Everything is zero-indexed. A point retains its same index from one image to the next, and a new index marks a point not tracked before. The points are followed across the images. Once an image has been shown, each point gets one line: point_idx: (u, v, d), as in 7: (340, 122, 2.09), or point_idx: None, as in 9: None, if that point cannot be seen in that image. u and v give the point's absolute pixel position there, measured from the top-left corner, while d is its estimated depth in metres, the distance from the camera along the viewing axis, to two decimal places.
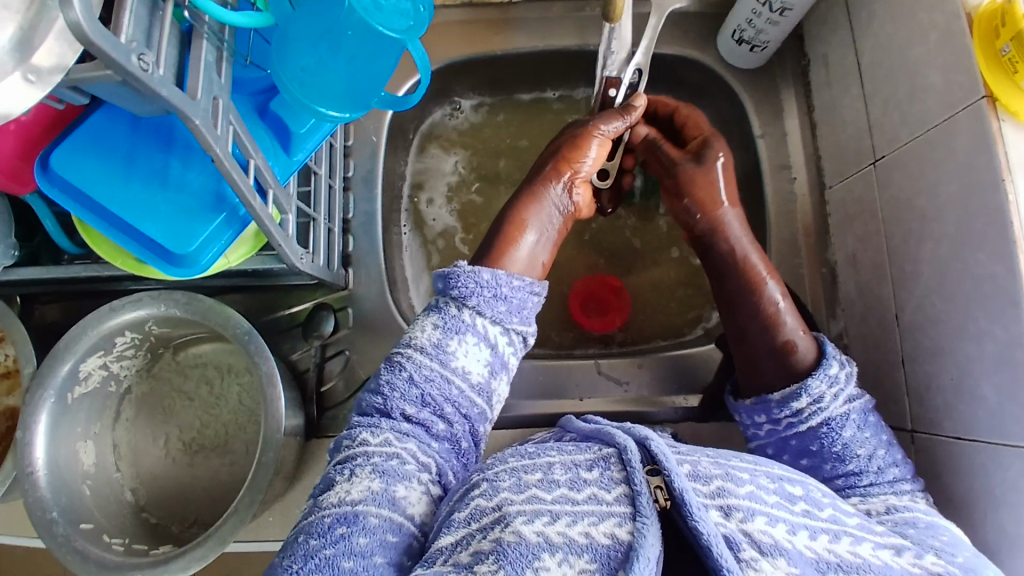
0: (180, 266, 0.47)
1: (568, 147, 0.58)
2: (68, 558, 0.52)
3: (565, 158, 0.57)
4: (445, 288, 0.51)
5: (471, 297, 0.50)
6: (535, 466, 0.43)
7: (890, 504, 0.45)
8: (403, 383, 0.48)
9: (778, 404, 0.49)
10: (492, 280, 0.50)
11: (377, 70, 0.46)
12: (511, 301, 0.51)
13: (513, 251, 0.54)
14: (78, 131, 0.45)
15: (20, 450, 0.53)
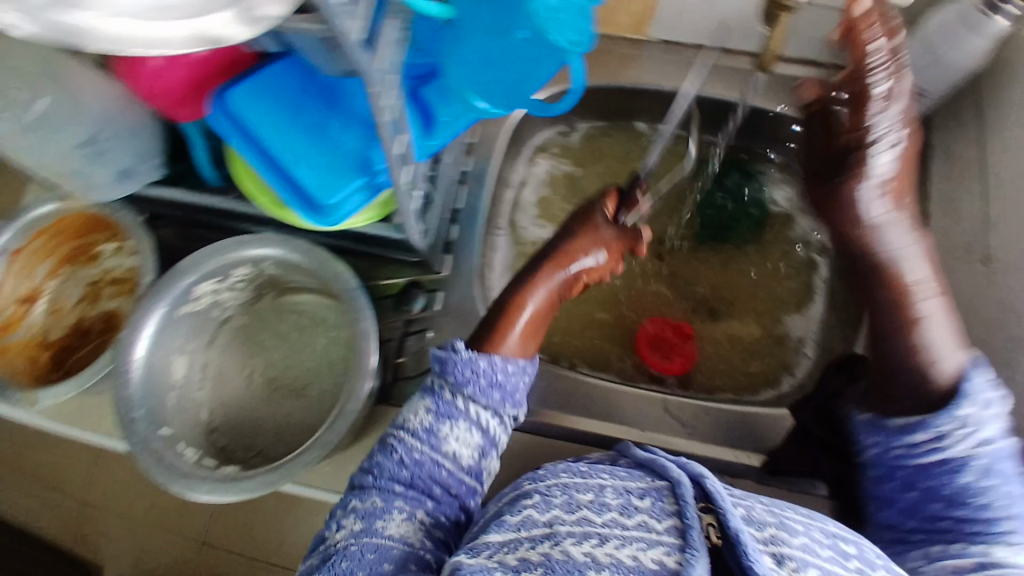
0: (318, 216, 0.51)
1: (586, 238, 0.62)
2: (144, 458, 0.56)
3: (581, 249, 0.61)
4: (444, 369, 0.52)
5: (466, 384, 0.51)
6: (586, 486, 0.43)
7: (985, 561, 0.45)
8: (393, 465, 0.49)
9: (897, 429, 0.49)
10: (488, 368, 0.52)
11: (534, 75, 0.47)
12: (503, 385, 0.52)
13: (510, 323, 0.57)
14: (257, 72, 0.48)
15: (123, 348, 0.58)
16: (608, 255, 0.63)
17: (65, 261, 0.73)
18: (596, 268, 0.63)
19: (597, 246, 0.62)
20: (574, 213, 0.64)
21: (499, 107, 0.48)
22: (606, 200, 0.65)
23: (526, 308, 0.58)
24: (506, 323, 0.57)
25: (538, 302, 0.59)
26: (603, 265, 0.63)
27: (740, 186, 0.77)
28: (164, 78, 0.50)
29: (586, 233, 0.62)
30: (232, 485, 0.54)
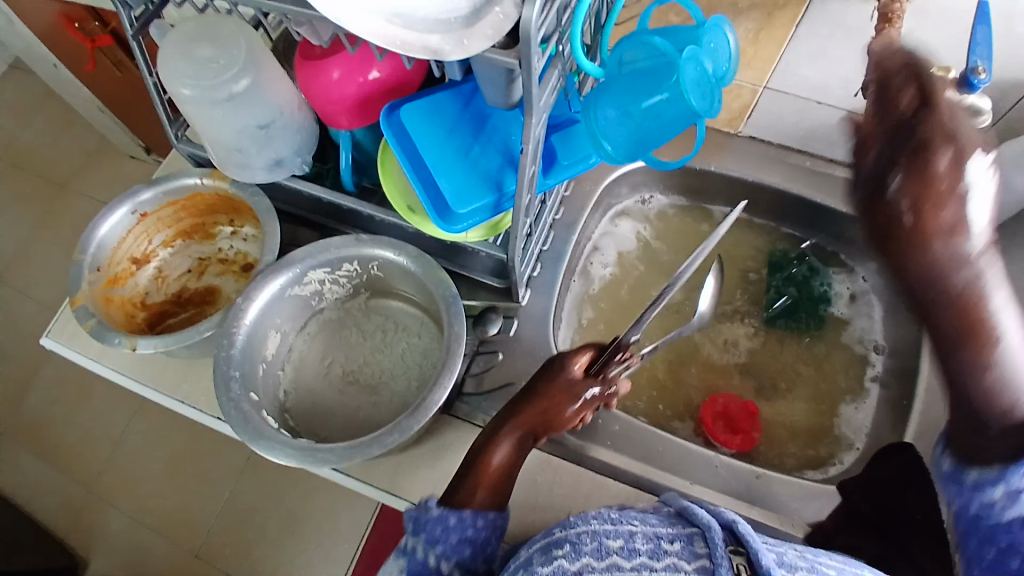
0: (445, 221, 0.56)
1: (553, 394, 0.60)
2: (231, 413, 0.60)
3: (547, 403, 0.60)
4: (419, 526, 0.53)
5: (439, 541, 0.53)
6: (616, 532, 0.43)
7: None
8: None
9: (976, 489, 0.45)
10: (458, 523, 0.53)
11: (662, 132, 0.54)
12: (475, 535, 0.54)
13: (475, 487, 0.56)
14: (423, 100, 0.58)
15: (234, 311, 0.65)
16: (574, 407, 0.61)
17: (183, 235, 0.81)
18: (563, 420, 0.61)
19: (561, 401, 0.61)
20: (545, 366, 0.63)
21: (623, 156, 0.56)
22: (577, 352, 0.64)
23: (486, 468, 0.57)
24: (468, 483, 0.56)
25: (498, 464, 0.57)
26: (569, 418, 0.61)
27: (808, 279, 0.85)
28: (336, 93, 0.59)
29: (554, 389, 0.61)
30: (304, 451, 0.58)
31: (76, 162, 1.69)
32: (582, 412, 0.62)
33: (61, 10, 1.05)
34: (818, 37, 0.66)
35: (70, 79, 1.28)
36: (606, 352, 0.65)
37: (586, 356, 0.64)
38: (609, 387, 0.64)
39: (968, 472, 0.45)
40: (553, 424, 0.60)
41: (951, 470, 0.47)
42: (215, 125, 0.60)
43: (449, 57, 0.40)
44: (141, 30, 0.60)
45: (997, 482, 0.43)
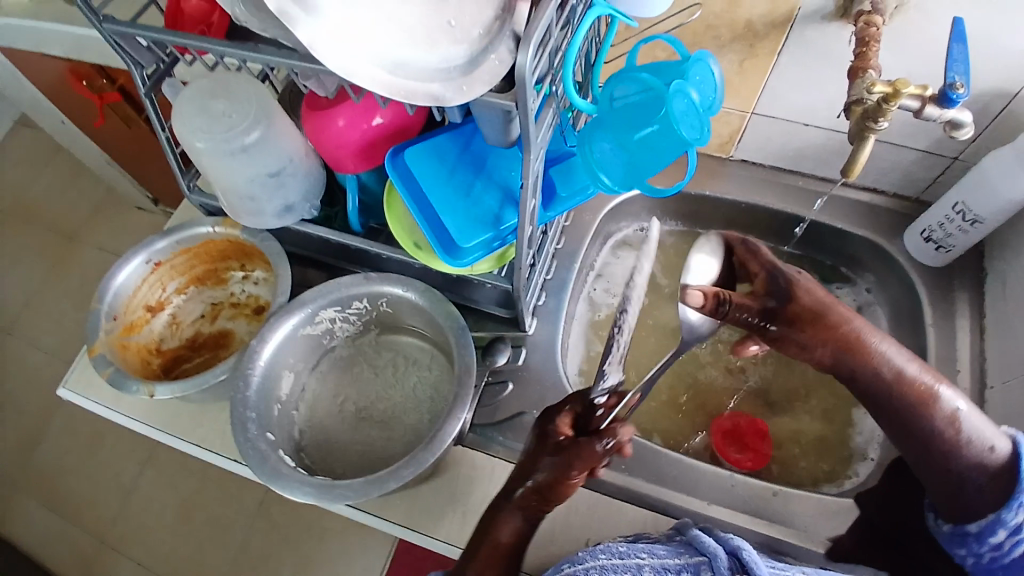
0: (452, 256, 0.59)
1: (546, 469, 0.57)
2: (249, 454, 0.61)
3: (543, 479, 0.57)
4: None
5: None
6: (624, 566, 0.48)
7: None
8: None
9: (977, 538, 0.54)
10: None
11: (656, 161, 0.56)
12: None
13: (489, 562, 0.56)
14: (425, 142, 0.61)
15: (249, 353, 0.66)
16: (568, 472, 0.57)
17: (196, 281, 0.83)
18: (561, 489, 0.57)
19: (553, 471, 0.57)
20: (533, 438, 0.61)
21: (619, 186, 0.58)
22: (560, 417, 0.60)
23: (490, 548, 0.56)
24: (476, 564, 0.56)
25: (503, 541, 0.57)
26: (569, 484, 0.57)
27: None
28: (343, 139, 0.62)
29: (546, 464, 0.58)
30: (323, 487, 0.59)
31: (85, 214, 1.73)
32: (579, 475, 0.57)
33: (69, 68, 1.10)
34: (800, 63, 0.69)
35: (79, 135, 1.33)
36: (588, 412, 0.61)
37: (569, 420, 0.60)
38: (602, 445, 0.57)
39: (969, 525, 0.54)
40: (551, 494, 0.57)
41: (979, 527, 0.53)
42: (228, 175, 0.63)
43: (452, 102, 0.43)
44: (154, 88, 0.63)
45: (996, 529, 0.52)
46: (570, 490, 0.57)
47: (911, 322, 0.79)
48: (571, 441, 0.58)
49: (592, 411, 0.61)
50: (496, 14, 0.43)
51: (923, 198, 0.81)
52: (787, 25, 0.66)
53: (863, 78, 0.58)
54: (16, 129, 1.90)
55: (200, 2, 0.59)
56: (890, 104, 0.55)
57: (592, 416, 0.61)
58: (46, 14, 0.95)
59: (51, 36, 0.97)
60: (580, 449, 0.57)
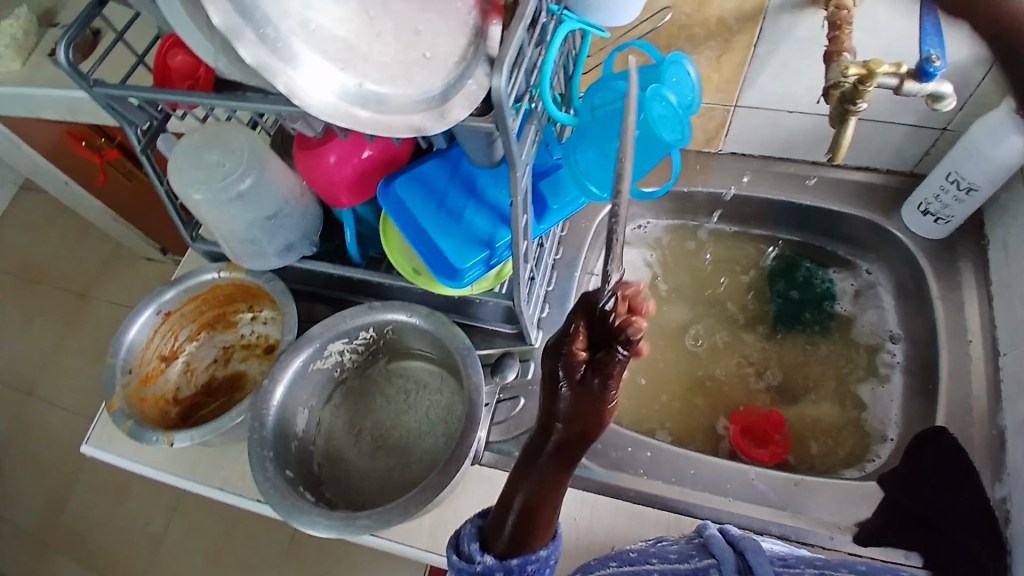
0: (451, 277, 0.59)
1: (577, 409, 0.49)
2: (270, 493, 0.62)
3: (580, 420, 0.49)
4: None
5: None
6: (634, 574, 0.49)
7: None
8: None
9: None
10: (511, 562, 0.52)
11: (642, 165, 0.57)
12: (524, 567, 0.53)
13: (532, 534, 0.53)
14: (414, 170, 0.62)
15: (263, 393, 0.67)
16: (594, 405, 0.48)
17: (206, 327, 0.84)
18: (594, 423, 0.49)
19: (578, 406, 0.49)
20: (544, 370, 0.51)
21: (608, 194, 0.59)
22: (571, 338, 0.50)
23: (530, 508, 0.52)
24: (518, 534, 0.53)
25: (546, 501, 0.52)
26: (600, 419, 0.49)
27: (810, 279, 0.87)
28: (334, 175, 0.63)
29: (574, 402, 0.49)
30: (345, 521, 0.59)
31: (94, 270, 1.77)
32: (606, 403, 0.48)
33: (67, 131, 1.13)
34: (776, 53, 0.70)
35: (82, 194, 1.36)
36: (601, 317, 0.49)
37: (582, 338, 0.49)
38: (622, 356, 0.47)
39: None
40: (585, 436, 0.50)
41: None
42: (227, 222, 0.64)
43: (432, 130, 0.44)
44: (149, 145, 0.64)
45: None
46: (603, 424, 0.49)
47: (918, 298, 0.79)
48: (588, 367, 0.49)
49: (607, 321, 0.49)
50: (469, 39, 0.44)
51: (916, 171, 0.81)
52: (759, 18, 0.66)
53: (838, 62, 0.58)
54: (21, 193, 1.94)
55: (186, 57, 0.60)
56: (867, 84, 0.56)
57: (609, 323, 0.48)
58: (39, 82, 0.98)
59: (46, 103, 1.00)
60: (600, 373, 0.48)
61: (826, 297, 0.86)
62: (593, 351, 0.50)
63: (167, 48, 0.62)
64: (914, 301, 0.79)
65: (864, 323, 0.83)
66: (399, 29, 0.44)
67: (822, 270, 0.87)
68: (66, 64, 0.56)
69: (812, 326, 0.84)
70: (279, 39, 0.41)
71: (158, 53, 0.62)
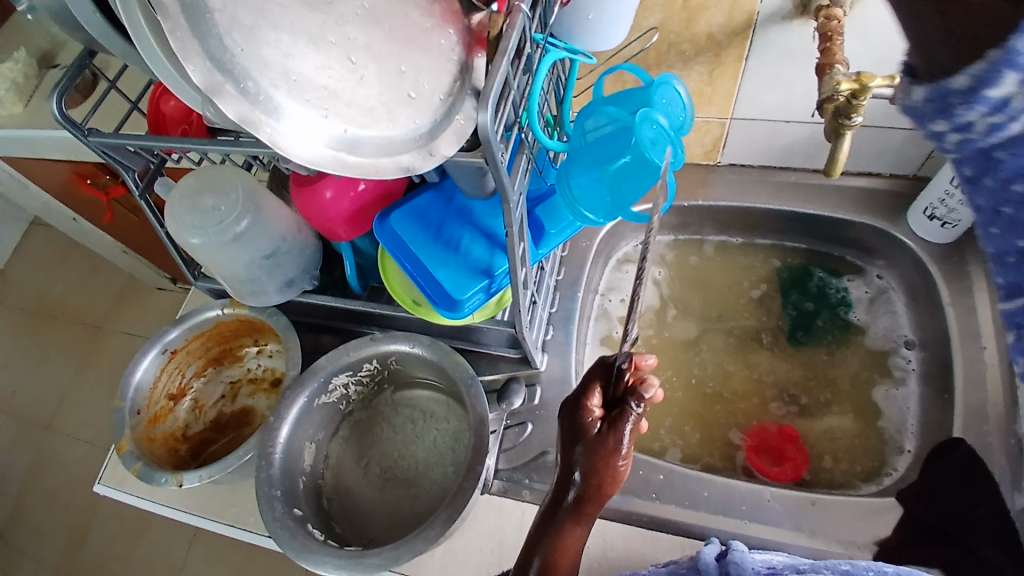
0: (451, 308, 0.59)
1: (592, 461, 0.52)
2: (280, 533, 0.62)
3: (595, 472, 0.51)
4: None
5: None
6: None
7: None
8: None
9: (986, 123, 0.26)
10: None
11: (636, 188, 0.56)
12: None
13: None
14: (409, 201, 0.62)
15: (269, 431, 0.68)
16: (609, 458, 0.51)
17: (212, 363, 0.84)
18: (609, 475, 0.51)
19: (593, 460, 0.52)
20: (562, 426, 0.55)
21: (604, 217, 0.59)
22: (587, 394, 0.54)
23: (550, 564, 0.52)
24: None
25: (567, 557, 0.52)
26: (615, 471, 0.51)
27: (817, 288, 0.86)
28: (331, 210, 0.63)
29: (589, 455, 0.52)
30: (353, 561, 0.59)
31: (107, 302, 1.79)
32: (619, 455, 0.51)
33: (73, 170, 1.14)
34: (766, 65, 0.69)
35: (91, 230, 1.38)
36: (615, 377, 0.54)
37: (597, 395, 0.54)
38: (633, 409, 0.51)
39: (950, 79, 0.27)
40: (603, 489, 0.52)
41: (929, 105, 0.28)
42: (227, 263, 0.65)
43: (421, 168, 0.45)
44: (147, 189, 0.65)
45: (971, 102, 0.26)
46: (619, 479, 0.52)
47: (929, 302, 0.77)
48: (603, 422, 0.52)
49: (618, 381, 0.54)
50: (454, 75, 0.45)
51: (919, 174, 0.80)
52: (748, 32, 0.66)
53: (831, 75, 0.58)
54: (32, 229, 1.98)
55: (178, 103, 0.62)
56: (860, 98, 0.55)
57: (621, 382, 0.53)
58: (43, 128, 1.00)
59: (49, 145, 1.01)
60: (613, 427, 0.51)
61: (841, 304, 0.85)
62: (608, 409, 0.54)
63: (159, 94, 0.63)
64: (925, 307, 0.78)
65: (876, 330, 0.82)
66: (381, 71, 0.43)
67: (836, 278, 0.86)
68: (61, 116, 0.57)
69: (821, 336, 0.83)
70: (262, 93, 0.41)
71: (151, 99, 0.64)
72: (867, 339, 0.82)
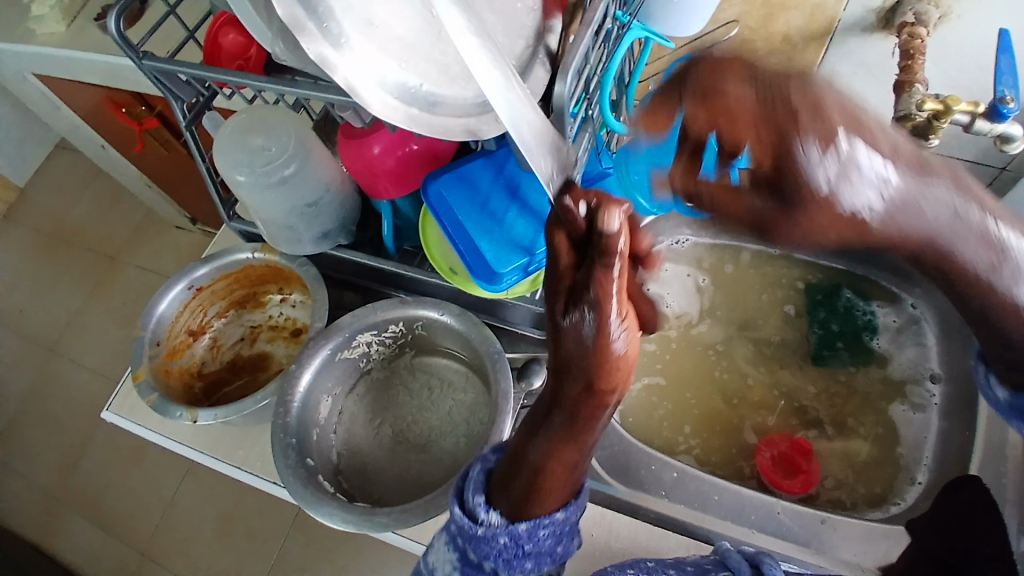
0: (488, 280, 0.59)
1: (575, 334, 0.40)
2: (292, 481, 0.62)
3: (581, 346, 0.40)
4: (472, 567, 0.50)
5: (487, 556, 0.49)
6: None
7: None
8: None
9: None
10: (506, 543, 0.48)
11: None
12: (537, 544, 0.49)
13: (541, 492, 0.48)
14: (459, 168, 0.61)
15: (289, 379, 0.67)
16: (599, 317, 0.38)
17: (235, 305, 0.84)
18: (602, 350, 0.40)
19: (579, 331, 0.40)
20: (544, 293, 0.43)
21: (656, 207, 0.58)
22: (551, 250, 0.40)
23: (540, 473, 0.47)
24: (521, 494, 0.48)
25: (558, 467, 0.47)
26: (608, 340, 0.39)
27: (847, 309, 0.85)
28: (377, 165, 0.62)
29: (571, 328, 0.40)
30: (362, 516, 0.59)
31: (125, 233, 1.79)
32: (613, 311, 0.38)
33: (108, 97, 1.12)
34: (837, 74, 0.67)
35: (119, 160, 1.37)
36: (570, 216, 0.39)
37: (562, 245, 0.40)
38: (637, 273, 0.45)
39: None
40: (597, 374, 0.41)
41: None
42: (268, 206, 0.64)
43: (486, 133, 0.45)
44: (194, 121, 0.64)
45: None
46: (617, 357, 0.40)
47: (961, 338, 0.77)
48: (580, 277, 0.39)
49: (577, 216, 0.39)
50: (527, 41, 0.43)
51: None
52: (826, 38, 0.64)
53: (910, 94, 0.56)
54: (56, 152, 1.97)
55: (238, 37, 0.60)
56: (942, 119, 0.55)
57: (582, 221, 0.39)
58: (85, 47, 0.98)
59: (88, 67, 1.00)
60: (589, 284, 0.38)
61: (866, 329, 0.84)
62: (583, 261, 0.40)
63: (218, 26, 0.62)
64: (957, 341, 0.77)
65: (901, 360, 0.81)
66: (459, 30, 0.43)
67: (863, 301, 0.85)
68: (117, 34, 0.55)
69: (844, 357, 0.83)
70: (344, 35, 0.40)
71: (209, 31, 0.62)
72: (888, 367, 0.82)
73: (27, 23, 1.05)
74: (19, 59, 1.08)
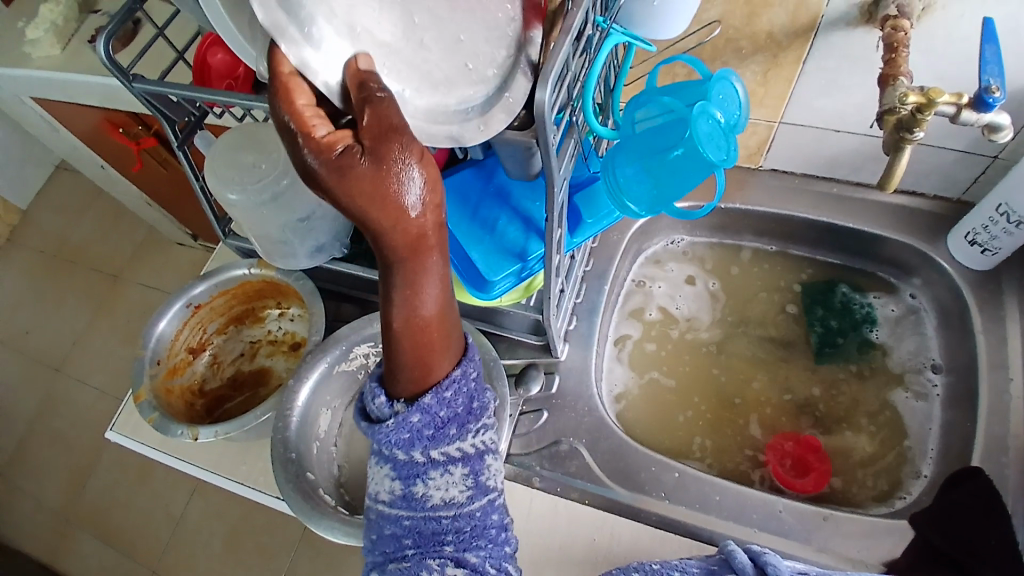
0: (480, 289, 0.59)
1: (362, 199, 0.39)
2: (295, 496, 0.63)
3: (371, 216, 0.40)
4: (407, 472, 0.46)
5: (413, 444, 0.46)
6: None
7: None
8: (402, 506, 0.47)
9: None
10: (423, 423, 0.46)
11: (683, 182, 0.55)
12: (453, 411, 0.47)
13: (424, 339, 0.45)
14: (448, 179, 0.62)
15: (288, 393, 0.68)
16: (284, 104, 0.40)
17: (234, 321, 0.85)
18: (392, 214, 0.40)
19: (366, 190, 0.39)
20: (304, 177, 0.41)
21: (646, 210, 0.58)
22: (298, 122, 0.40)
23: (414, 325, 0.45)
24: (410, 361, 0.46)
25: (430, 315, 0.45)
26: (310, 128, 0.40)
27: (844, 303, 0.85)
28: None
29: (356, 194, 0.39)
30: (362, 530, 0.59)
31: (127, 252, 1.80)
32: (303, 83, 0.41)
33: (105, 118, 1.13)
34: (825, 70, 0.67)
35: (119, 180, 1.39)
36: None
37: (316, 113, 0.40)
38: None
39: None
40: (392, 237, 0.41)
41: None
42: (263, 223, 0.65)
43: (467, 140, 0.45)
44: (186, 141, 0.64)
45: None
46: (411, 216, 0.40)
47: (960, 328, 0.76)
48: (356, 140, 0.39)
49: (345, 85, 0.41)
50: (509, 50, 0.43)
51: (963, 199, 0.78)
52: (810, 34, 0.64)
53: (894, 87, 0.57)
54: (57, 173, 1.99)
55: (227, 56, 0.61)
56: (925, 113, 0.55)
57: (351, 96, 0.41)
58: (80, 69, 0.99)
59: (84, 90, 1.01)
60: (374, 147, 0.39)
61: (865, 322, 0.84)
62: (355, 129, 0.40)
63: (206, 46, 0.62)
64: (956, 333, 0.77)
65: (900, 353, 0.81)
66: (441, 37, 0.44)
67: (860, 294, 0.85)
68: (106, 59, 0.55)
69: (844, 351, 0.82)
70: (323, 39, 0.40)
71: (197, 52, 0.63)
72: (887, 360, 0.81)
73: (22, 48, 1.06)
74: (16, 83, 1.09)
